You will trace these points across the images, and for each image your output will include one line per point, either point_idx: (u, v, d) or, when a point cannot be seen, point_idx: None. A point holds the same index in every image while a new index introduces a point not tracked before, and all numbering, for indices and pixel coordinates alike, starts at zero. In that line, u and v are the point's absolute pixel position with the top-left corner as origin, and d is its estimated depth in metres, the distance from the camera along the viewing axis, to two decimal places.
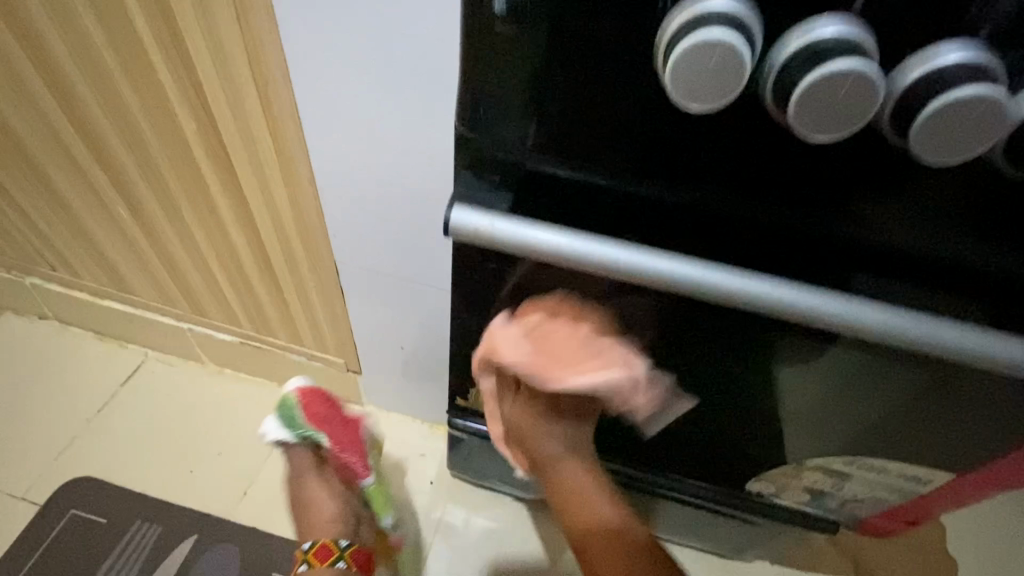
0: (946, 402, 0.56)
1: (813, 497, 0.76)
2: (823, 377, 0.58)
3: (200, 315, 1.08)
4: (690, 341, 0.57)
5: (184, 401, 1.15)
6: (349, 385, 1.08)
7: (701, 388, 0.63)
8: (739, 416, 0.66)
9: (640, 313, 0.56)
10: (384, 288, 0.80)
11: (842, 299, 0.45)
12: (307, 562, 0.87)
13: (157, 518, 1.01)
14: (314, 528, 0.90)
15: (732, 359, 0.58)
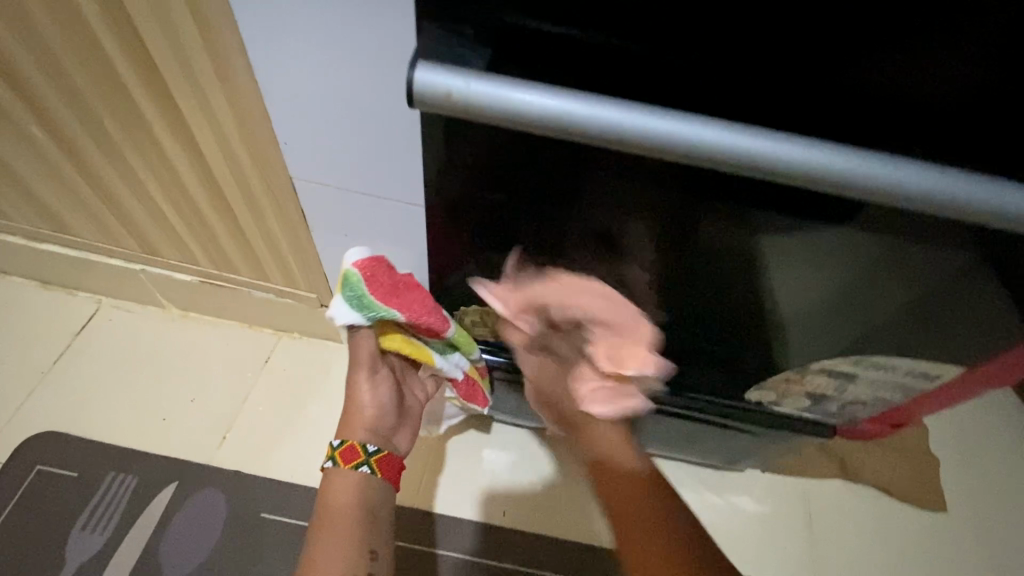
0: (964, 296, 0.52)
1: (813, 401, 0.75)
2: (831, 271, 0.53)
3: (152, 256, 0.98)
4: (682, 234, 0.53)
5: (149, 349, 1.08)
6: (324, 321, 1.02)
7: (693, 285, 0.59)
8: (736, 319, 0.63)
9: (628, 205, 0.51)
10: (351, 210, 0.72)
11: (889, 162, 0.38)
12: (333, 460, 0.74)
13: (132, 469, 0.96)
14: (346, 424, 0.75)
15: (727, 253, 0.54)
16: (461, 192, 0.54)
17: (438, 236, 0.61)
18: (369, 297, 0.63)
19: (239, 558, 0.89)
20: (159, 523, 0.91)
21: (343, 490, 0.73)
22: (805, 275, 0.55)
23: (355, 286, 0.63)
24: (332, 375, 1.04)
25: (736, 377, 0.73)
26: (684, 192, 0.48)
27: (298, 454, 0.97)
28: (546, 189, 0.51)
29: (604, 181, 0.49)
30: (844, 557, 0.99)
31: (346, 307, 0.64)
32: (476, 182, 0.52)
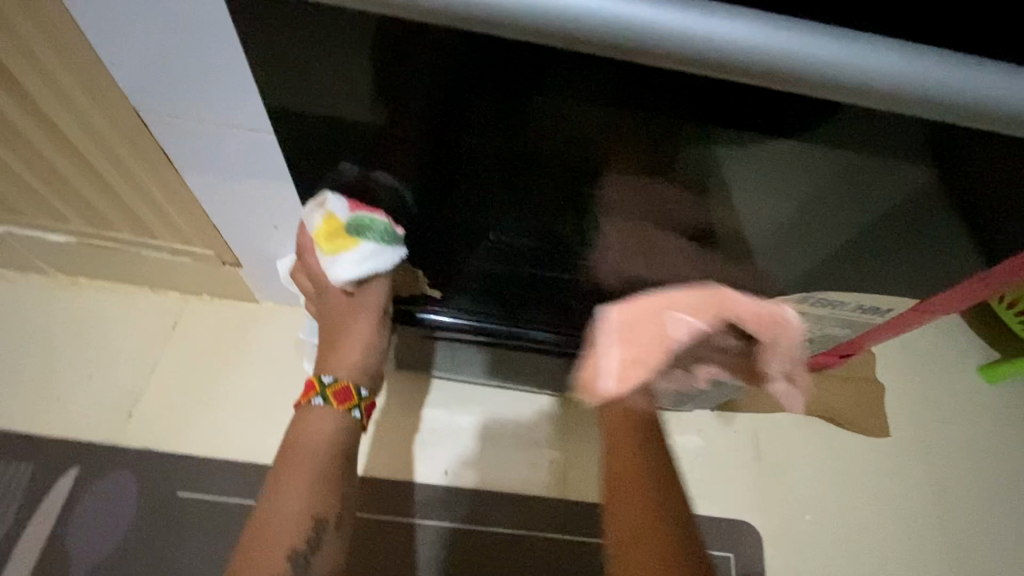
0: (906, 212, 0.47)
1: None
2: (760, 184, 0.48)
3: (11, 216, 0.83)
4: (628, 159, 0.47)
5: (36, 322, 0.95)
6: (234, 281, 0.91)
7: (616, 206, 0.54)
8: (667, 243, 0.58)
9: (560, 130, 0.45)
10: (224, 148, 0.62)
11: (763, 29, 0.32)
12: (322, 397, 0.67)
13: (28, 455, 0.85)
14: (336, 364, 0.69)
15: (644, 166, 0.48)
16: (352, 126, 0.49)
17: (346, 180, 0.57)
18: (390, 226, 0.61)
19: (158, 540, 0.82)
20: (64, 510, 0.82)
21: (326, 433, 0.66)
22: (754, 198, 0.50)
23: (371, 225, 0.60)
24: (251, 339, 0.95)
25: None
26: (627, 118, 0.42)
27: (217, 426, 0.89)
28: (468, 117, 0.45)
29: (535, 107, 0.43)
30: (792, 487, 1.00)
31: (378, 250, 0.62)
32: (377, 120, 0.48)
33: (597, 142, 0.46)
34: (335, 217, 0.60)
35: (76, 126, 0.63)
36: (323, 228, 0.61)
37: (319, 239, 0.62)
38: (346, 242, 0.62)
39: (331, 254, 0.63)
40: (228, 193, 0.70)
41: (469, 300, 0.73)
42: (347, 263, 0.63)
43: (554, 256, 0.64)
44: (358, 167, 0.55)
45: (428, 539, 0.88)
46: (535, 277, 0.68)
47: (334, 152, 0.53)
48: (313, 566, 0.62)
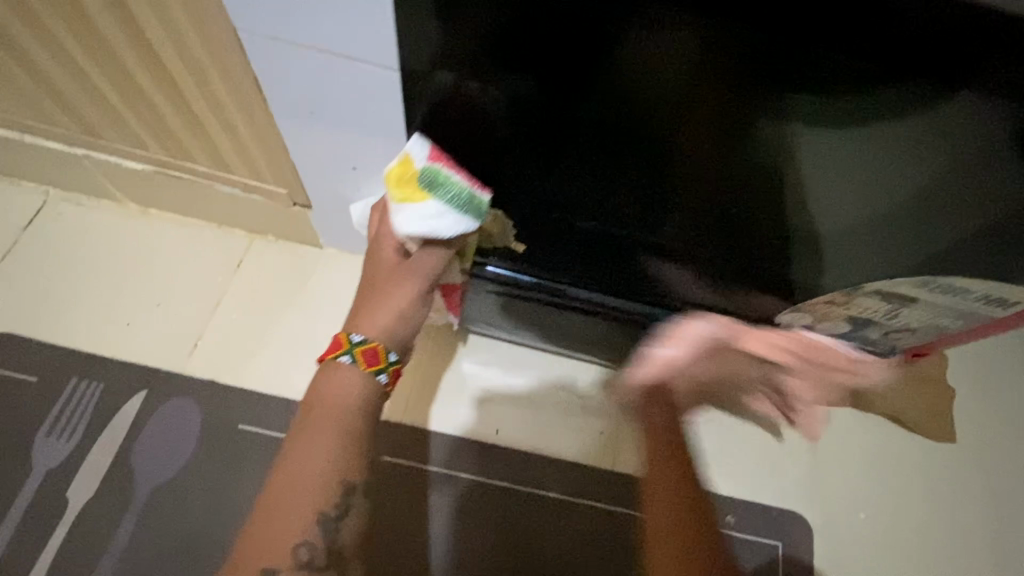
0: (985, 175, 0.46)
1: (855, 325, 0.71)
2: (841, 132, 0.48)
3: (93, 139, 0.84)
4: (710, 86, 0.46)
5: (107, 249, 0.97)
6: (301, 222, 0.90)
7: (690, 150, 0.54)
8: (738, 193, 0.58)
9: (665, 66, 0.45)
10: (315, 78, 0.59)
11: None
12: (350, 355, 0.63)
13: (98, 374, 0.88)
14: (369, 322, 0.65)
15: (724, 106, 0.48)
16: (443, 53, 0.49)
17: (438, 93, 0.54)
18: (467, 188, 0.58)
19: (218, 469, 0.84)
20: (130, 432, 0.85)
21: (349, 395, 0.61)
22: (845, 164, 0.51)
23: (444, 180, 0.57)
24: (313, 283, 0.95)
25: (751, 275, 0.68)
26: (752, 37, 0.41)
27: (278, 364, 0.90)
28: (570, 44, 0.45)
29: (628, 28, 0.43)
30: (848, 484, 0.96)
31: (444, 210, 0.58)
32: (461, 48, 0.48)
33: (700, 81, 0.46)
34: (411, 160, 0.57)
35: (171, 47, 0.62)
36: (397, 170, 0.58)
37: (389, 181, 0.59)
38: (414, 193, 0.58)
39: (396, 201, 0.59)
40: (311, 128, 0.68)
41: (549, 258, 0.72)
42: (407, 216, 0.58)
43: (647, 214, 0.64)
44: (453, 76, 0.51)
45: (476, 496, 0.87)
46: (613, 233, 0.68)
47: (430, 67, 0.51)
48: (341, 531, 0.59)
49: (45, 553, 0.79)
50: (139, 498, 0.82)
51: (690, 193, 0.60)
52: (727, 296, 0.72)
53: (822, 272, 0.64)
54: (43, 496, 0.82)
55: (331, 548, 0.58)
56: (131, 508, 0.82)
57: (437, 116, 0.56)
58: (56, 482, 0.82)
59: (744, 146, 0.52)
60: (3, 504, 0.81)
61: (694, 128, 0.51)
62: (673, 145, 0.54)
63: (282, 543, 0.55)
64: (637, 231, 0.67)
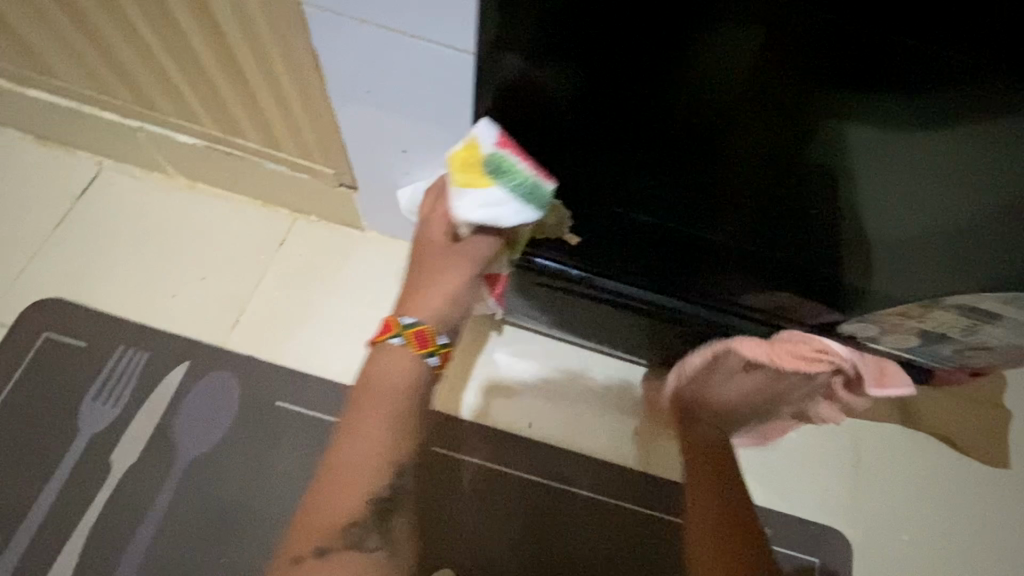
0: None
1: (926, 340, 0.67)
2: (919, 142, 0.45)
3: (149, 111, 0.85)
4: (782, 89, 0.45)
5: (155, 222, 0.98)
6: (344, 204, 0.90)
7: (752, 152, 0.52)
8: (800, 195, 0.56)
9: (733, 67, 0.44)
10: (376, 56, 0.59)
11: None
12: (400, 337, 0.61)
13: (143, 344, 0.90)
14: (419, 306, 0.63)
15: (795, 109, 0.46)
16: (508, 35, 0.47)
17: (503, 78, 0.51)
18: (531, 177, 0.56)
19: (255, 444, 0.85)
20: (172, 402, 0.87)
21: (396, 377, 0.60)
22: (908, 174, 0.49)
23: (510, 169, 0.55)
24: (353, 265, 0.95)
25: (807, 284, 0.66)
26: (836, 36, 0.39)
27: (317, 344, 0.90)
28: (637, 44, 0.44)
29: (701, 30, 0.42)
30: (891, 503, 0.92)
31: (506, 198, 0.56)
32: (530, 29, 0.45)
33: (764, 83, 0.45)
34: (478, 144, 0.54)
35: (232, 21, 0.61)
36: (461, 153, 0.55)
37: (453, 164, 0.56)
38: (478, 179, 0.56)
39: (457, 185, 0.57)
40: (365, 109, 0.67)
41: (605, 257, 0.69)
42: (468, 202, 0.56)
43: (699, 217, 0.62)
44: (522, 62, 0.49)
45: (506, 489, 0.86)
46: (669, 233, 0.66)
47: (496, 51, 0.49)
48: (393, 515, 0.59)
49: (88, 513, 0.82)
50: (179, 467, 0.84)
51: (750, 195, 0.57)
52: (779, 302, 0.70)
53: (879, 283, 0.62)
54: (88, 459, 0.84)
55: (383, 531, 0.58)
56: (171, 477, 0.84)
57: (504, 104, 0.54)
58: (100, 445, 0.85)
59: (812, 150, 0.50)
60: (51, 463, 0.84)
61: (759, 130, 0.49)
62: (736, 146, 0.52)
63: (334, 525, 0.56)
64: (692, 231, 0.65)
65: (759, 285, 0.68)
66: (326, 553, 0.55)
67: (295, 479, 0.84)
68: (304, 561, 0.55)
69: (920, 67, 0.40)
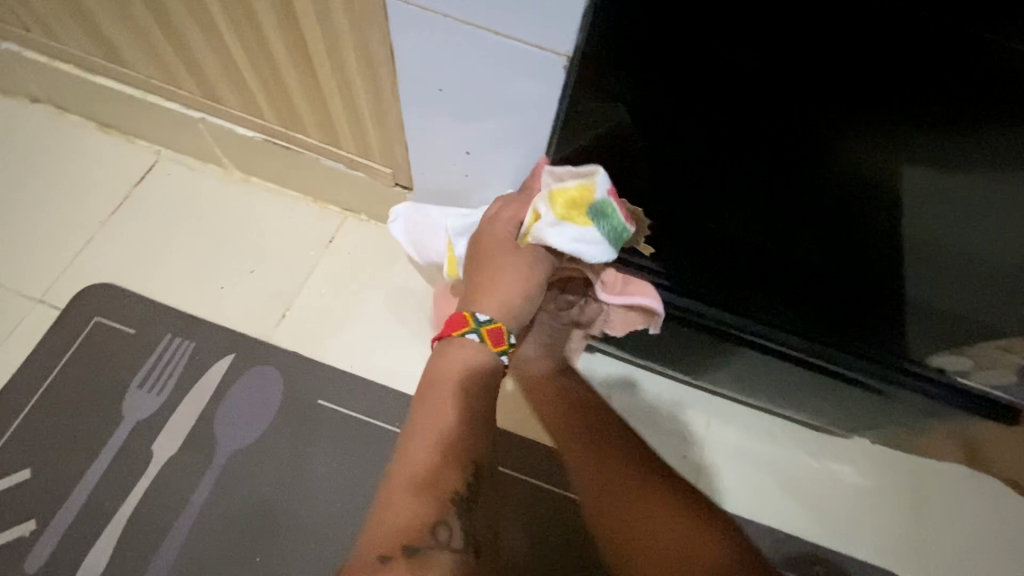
0: None
1: (1020, 379, 0.63)
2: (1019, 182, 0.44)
3: (212, 103, 0.86)
4: (865, 123, 0.45)
5: (208, 213, 0.99)
6: (396, 204, 0.89)
7: (838, 187, 0.51)
8: (888, 233, 0.54)
9: (814, 99, 0.45)
10: (453, 53, 0.57)
11: None
12: (476, 333, 0.63)
13: (189, 334, 0.90)
14: (492, 301, 0.64)
15: (881, 146, 0.46)
16: (594, 62, 0.49)
17: (576, 130, 0.56)
18: (624, 227, 0.60)
19: (296, 441, 0.84)
20: (215, 393, 0.86)
21: (460, 367, 0.63)
22: (969, 214, 0.48)
23: (614, 218, 0.58)
24: (401, 266, 0.94)
25: (885, 325, 0.63)
26: (913, 78, 0.41)
27: (361, 344, 0.89)
28: (721, 75, 0.46)
29: (784, 62, 0.43)
30: (954, 551, 0.86)
31: (598, 242, 0.59)
32: (614, 56, 0.48)
33: (848, 87, 0.43)
34: (594, 189, 0.57)
35: (310, 12, 0.61)
36: (574, 192, 0.57)
37: (560, 198, 0.57)
38: (580, 218, 0.58)
39: (556, 216, 0.58)
40: (433, 109, 0.66)
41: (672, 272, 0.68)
42: (564, 235, 0.58)
43: (774, 253, 0.61)
44: (596, 112, 0.53)
45: (542, 508, 0.83)
46: (740, 269, 0.65)
47: (580, 86, 0.52)
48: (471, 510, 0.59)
49: (127, 502, 0.81)
50: (219, 460, 0.83)
51: (836, 229, 0.55)
52: (842, 332, 0.66)
53: (954, 311, 0.58)
54: (131, 446, 0.84)
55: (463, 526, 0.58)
56: (210, 469, 0.83)
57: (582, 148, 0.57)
58: (143, 434, 0.84)
59: (903, 188, 0.49)
60: (94, 449, 0.84)
61: (845, 165, 0.49)
62: (821, 179, 0.51)
63: (418, 521, 0.55)
64: (765, 268, 0.63)
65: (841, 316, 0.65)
66: (416, 550, 0.53)
67: (333, 479, 0.83)
68: (394, 561, 0.52)
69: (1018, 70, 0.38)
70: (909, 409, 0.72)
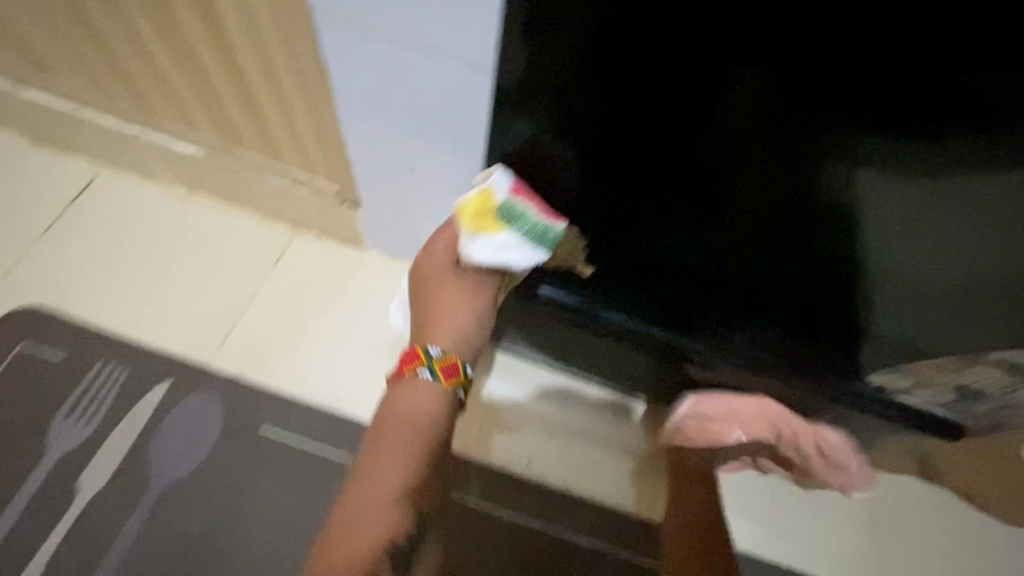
0: None
1: (959, 398, 0.63)
2: (937, 205, 0.46)
3: (150, 117, 0.82)
4: (791, 154, 0.47)
5: (148, 231, 0.94)
6: (345, 221, 0.86)
7: (774, 214, 0.52)
8: (825, 258, 0.55)
9: (738, 134, 0.47)
10: (389, 69, 0.56)
11: None
12: (429, 370, 0.64)
13: (124, 359, 0.85)
14: (443, 335, 0.64)
15: (812, 176, 0.48)
16: (521, 82, 0.49)
17: (512, 149, 0.55)
18: (541, 220, 0.57)
19: (236, 471, 0.80)
20: (150, 422, 0.81)
21: (424, 410, 0.63)
22: (899, 236, 0.50)
23: (523, 214, 0.56)
24: (351, 285, 0.91)
25: (831, 343, 0.63)
26: (829, 116, 0.43)
27: (308, 368, 0.86)
28: (652, 108, 0.47)
29: (709, 98, 0.45)
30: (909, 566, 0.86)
31: (519, 244, 0.57)
32: (550, 74, 0.47)
33: (771, 123, 0.45)
34: (492, 194, 0.57)
35: (241, 25, 0.59)
36: (474, 202, 0.57)
37: (464, 213, 0.58)
38: (490, 225, 0.57)
39: (468, 232, 0.58)
40: (374, 126, 0.64)
41: (618, 287, 0.65)
42: (481, 245, 0.58)
43: (721, 278, 0.61)
44: (531, 131, 0.52)
45: (492, 534, 0.81)
46: (689, 292, 0.64)
47: (508, 109, 0.51)
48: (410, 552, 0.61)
49: (49, 542, 0.76)
50: (150, 494, 0.78)
51: (778, 252, 0.56)
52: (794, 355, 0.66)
53: (902, 336, 0.58)
54: (55, 480, 0.78)
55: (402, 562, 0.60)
56: (141, 504, 0.78)
57: (513, 165, 0.56)
58: (68, 467, 0.79)
59: (832, 215, 0.50)
60: (14, 483, 0.78)
61: (779, 194, 0.50)
62: (758, 207, 0.52)
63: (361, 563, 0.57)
64: (713, 291, 0.63)
65: (784, 334, 0.64)
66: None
67: (275, 511, 0.78)
68: None
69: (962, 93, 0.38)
70: (855, 424, 0.72)
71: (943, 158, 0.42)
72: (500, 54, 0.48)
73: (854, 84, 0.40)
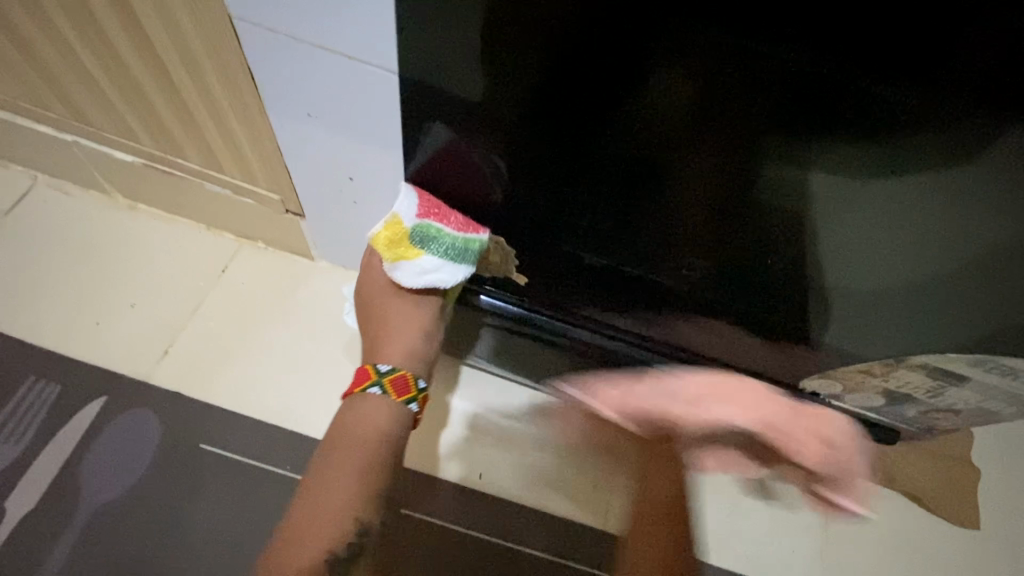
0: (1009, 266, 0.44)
1: (891, 400, 0.65)
2: (847, 223, 0.48)
3: (83, 125, 0.80)
4: (706, 176, 0.48)
5: (89, 242, 0.91)
6: (292, 231, 0.84)
7: (701, 231, 0.54)
8: (754, 270, 0.56)
9: (654, 158, 0.48)
10: (317, 77, 0.55)
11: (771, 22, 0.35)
12: (379, 386, 0.63)
13: (56, 376, 0.81)
14: (392, 352, 0.64)
15: (730, 196, 0.49)
16: (435, 90, 0.49)
17: (435, 152, 0.55)
18: (457, 235, 0.59)
19: (173, 490, 0.77)
20: (82, 441, 0.78)
21: (373, 424, 0.62)
22: (820, 252, 0.51)
23: (435, 235, 0.58)
24: (300, 296, 0.89)
25: (767, 352, 0.65)
26: (731, 146, 0.45)
27: (251, 382, 0.83)
28: (570, 133, 0.48)
29: (621, 128, 0.46)
30: None
31: (440, 264, 0.60)
32: (466, 83, 0.47)
33: (682, 148, 0.46)
34: (400, 220, 0.59)
35: (164, 32, 0.58)
36: (386, 233, 0.60)
37: (381, 244, 0.61)
38: (408, 251, 0.60)
39: (390, 261, 0.61)
40: (309, 133, 0.63)
41: (558, 300, 0.68)
42: (406, 271, 0.61)
43: (659, 290, 0.62)
44: (451, 135, 0.52)
45: (441, 548, 0.79)
46: (629, 303, 0.65)
47: (427, 119, 0.52)
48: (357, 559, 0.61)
49: None
50: (81, 518, 0.74)
51: (709, 266, 0.57)
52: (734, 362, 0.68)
53: (834, 343, 0.60)
54: None
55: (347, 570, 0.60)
56: (70, 528, 0.74)
57: (434, 166, 0.57)
58: None
59: (754, 231, 0.52)
60: None
61: (704, 212, 0.52)
62: (685, 223, 0.54)
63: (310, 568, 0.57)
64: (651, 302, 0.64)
65: (721, 343, 0.66)
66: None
67: (214, 530, 0.75)
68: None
69: (880, 109, 0.38)
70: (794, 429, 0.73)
71: (843, 179, 0.44)
72: (407, 57, 0.48)
73: (748, 118, 0.42)
